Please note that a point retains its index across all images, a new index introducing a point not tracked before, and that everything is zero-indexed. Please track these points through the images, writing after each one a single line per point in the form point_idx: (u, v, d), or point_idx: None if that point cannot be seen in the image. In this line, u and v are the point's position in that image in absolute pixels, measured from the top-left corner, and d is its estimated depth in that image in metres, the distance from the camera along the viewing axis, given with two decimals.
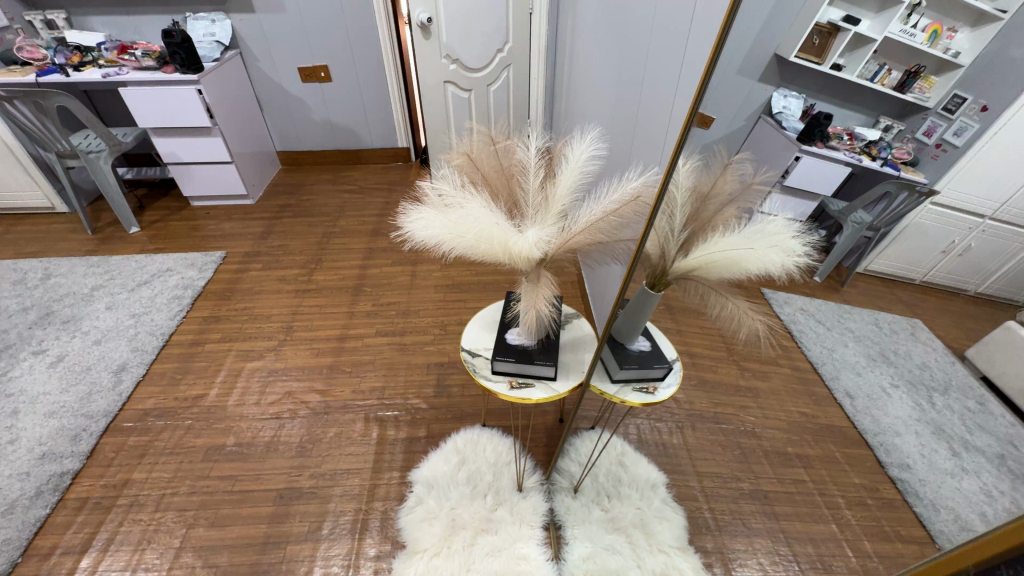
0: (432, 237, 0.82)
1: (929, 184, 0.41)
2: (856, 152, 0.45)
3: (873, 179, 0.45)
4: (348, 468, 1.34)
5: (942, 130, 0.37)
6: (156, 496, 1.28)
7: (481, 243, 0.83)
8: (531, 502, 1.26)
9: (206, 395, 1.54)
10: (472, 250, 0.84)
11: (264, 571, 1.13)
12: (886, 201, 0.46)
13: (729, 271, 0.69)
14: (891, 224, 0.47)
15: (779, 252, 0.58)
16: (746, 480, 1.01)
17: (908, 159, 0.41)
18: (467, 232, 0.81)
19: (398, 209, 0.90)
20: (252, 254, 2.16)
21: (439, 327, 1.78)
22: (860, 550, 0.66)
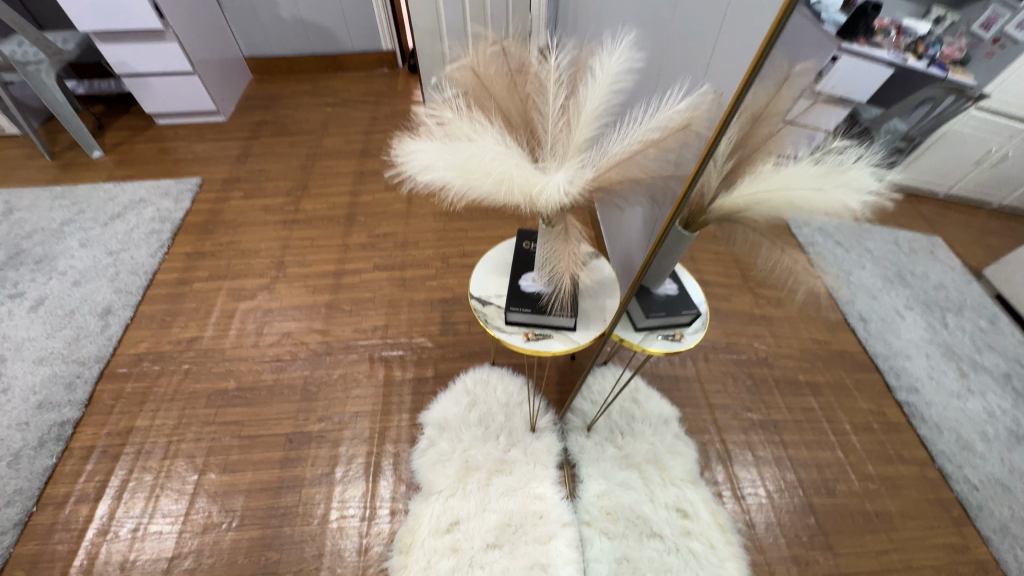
0: (436, 178, 0.69)
1: (976, 86, 0.34)
2: (901, 50, 0.36)
3: (910, 84, 0.37)
4: (357, 411, 1.31)
5: (1006, 20, 0.31)
6: (163, 443, 1.26)
7: (494, 187, 0.70)
8: (545, 442, 1.24)
9: (201, 337, 1.47)
10: (488, 193, 0.71)
11: (282, 514, 1.14)
12: (927, 106, 0.38)
13: (778, 213, 0.56)
14: (926, 134, 0.39)
15: (848, 193, 0.46)
16: (756, 413, 1.19)
17: (958, 58, 0.33)
18: (478, 172, 0.68)
19: (392, 142, 0.76)
20: (230, 180, 1.98)
21: (441, 260, 1.66)
22: (863, 472, 0.93)
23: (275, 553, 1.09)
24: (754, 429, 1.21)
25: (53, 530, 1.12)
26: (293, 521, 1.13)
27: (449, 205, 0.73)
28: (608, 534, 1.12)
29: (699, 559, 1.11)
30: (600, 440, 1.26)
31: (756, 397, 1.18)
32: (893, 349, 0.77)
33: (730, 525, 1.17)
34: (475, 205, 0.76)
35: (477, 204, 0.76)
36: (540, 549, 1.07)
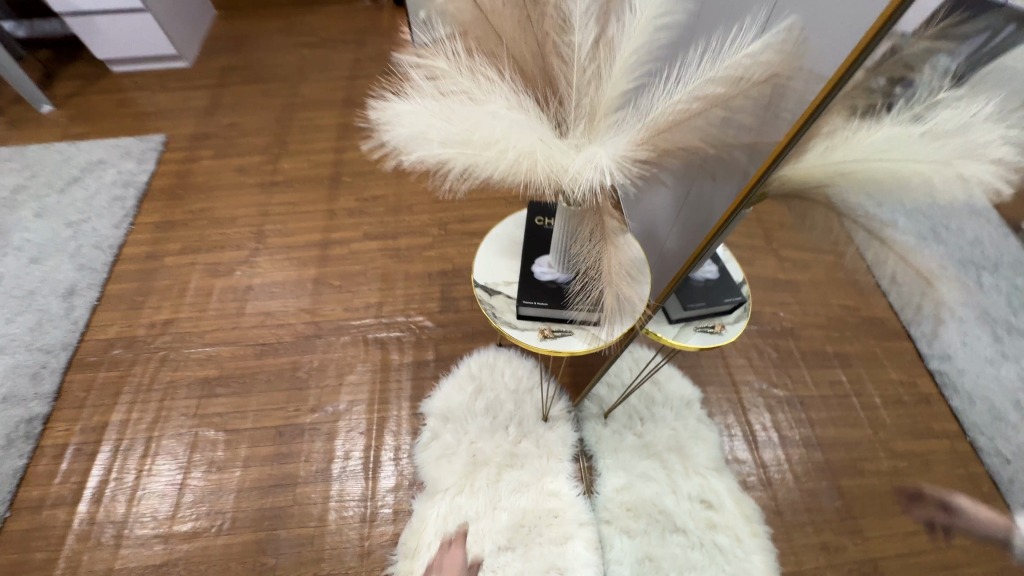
0: (433, 158, 0.55)
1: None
2: None
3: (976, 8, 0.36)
4: (352, 400, 1.20)
5: None
6: (143, 439, 1.16)
7: (507, 168, 0.57)
8: (559, 433, 1.13)
9: (177, 320, 1.33)
10: (500, 174, 0.57)
11: (276, 515, 1.06)
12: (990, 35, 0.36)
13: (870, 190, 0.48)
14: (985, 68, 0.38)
15: (978, 163, 0.39)
16: (783, 389, 1.14)
17: None
18: (488, 151, 0.54)
19: (366, 103, 0.58)
20: (199, 137, 1.77)
21: (438, 227, 1.49)
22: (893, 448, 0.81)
23: (270, 559, 1.01)
24: (779, 407, 1.14)
25: (30, 537, 1.05)
26: (289, 523, 1.05)
27: (448, 189, 0.58)
28: (630, 532, 1.05)
29: (724, 554, 1.05)
30: (619, 428, 1.16)
31: (781, 368, 1.13)
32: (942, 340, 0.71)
33: (756, 515, 1.09)
34: (479, 189, 0.61)
35: (480, 187, 0.61)
36: (557, 551, 1.00)
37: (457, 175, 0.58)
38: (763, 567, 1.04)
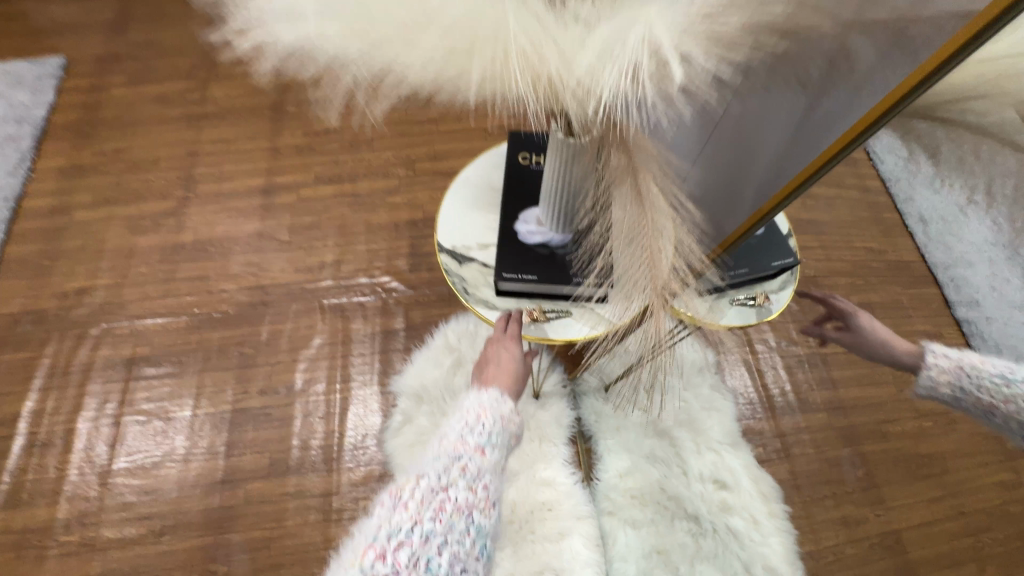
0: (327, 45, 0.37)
1: None
2: None
3: None
4: (309, 378, 1.02)
5: None
6: (62, 432, 0.98)
7: (450, 68, 0.38)
8: (552, 413, 0.99)
9: (94, 289, 1.11)
10: (428, 76, 0.38)
11: (227, 516, 0.91)
12: None
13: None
14: None
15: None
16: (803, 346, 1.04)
17: None
18: (410, 33, 0.36)
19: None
20: (107, 57, 1.43)
21: (405, 166, 1.25)
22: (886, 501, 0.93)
23: (222, 566, 0.88)
24: (800, 366, 1.04)
25: None
26: (242, 524, 0.90)
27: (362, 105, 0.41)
28: (634, 524, 0.93)
29: (741, 541, 0.92)
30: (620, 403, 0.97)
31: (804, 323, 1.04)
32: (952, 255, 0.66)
33: (775, 494, 0.96)
34: (407, 102, 0.43)
35: (417, 101, 0.43)
36: (552, 550, 0.89)
37: (360, 84, 0.41)
38: (780, 550, 0.93)
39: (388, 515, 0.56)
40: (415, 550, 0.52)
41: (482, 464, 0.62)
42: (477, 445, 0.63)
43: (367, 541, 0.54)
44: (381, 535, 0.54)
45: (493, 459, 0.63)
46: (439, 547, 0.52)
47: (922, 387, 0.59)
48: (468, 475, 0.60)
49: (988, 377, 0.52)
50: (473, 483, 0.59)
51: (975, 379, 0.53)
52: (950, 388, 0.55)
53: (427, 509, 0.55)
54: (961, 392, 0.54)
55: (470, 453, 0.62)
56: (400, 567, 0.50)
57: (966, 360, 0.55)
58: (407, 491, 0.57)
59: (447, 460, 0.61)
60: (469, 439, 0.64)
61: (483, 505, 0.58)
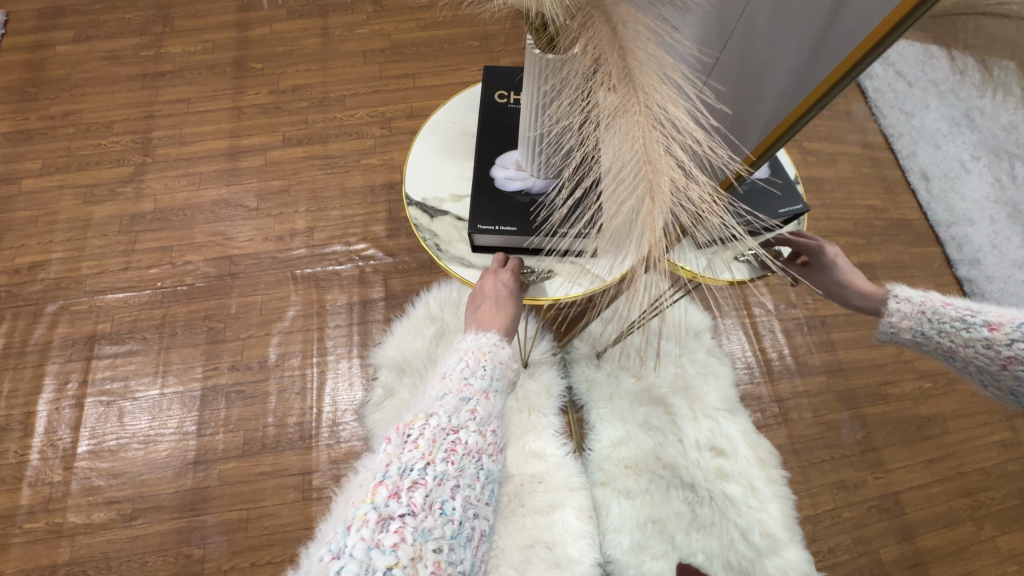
0: None
1: None
2: None
3: None
4: (283, 351, 0.96)
5: None
6: (21, 416, 0.92)
7: None
8: (541, 382, 0.95)
9: (48, 263, 1.03)
10: None
11: (200, 498, 0.86)
12: None
13: None
14: None
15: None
16: None
17: None
18: None
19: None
20: (50, 12, 1.31)
21: (381, 124, 1.16)
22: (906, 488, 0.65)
23: (198, 549, 0.83)
24: None
25: None
26: (216, 506, 0.86)
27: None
28: (629, 495, 0.89)
29: (738, 509, 0.89)
30: (614, 370, 0.95)
31: None
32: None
33: (773, 459, 0.91)
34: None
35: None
36: (543, 523, 0.85)
37: None
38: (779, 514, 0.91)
39: (395, 451, 0.47)
40: (429, 491, 0.44)
41: (491, 407, 0.52)
42: (483, 387, 0.53)
43: (372, 478, 0.46)
44: (389, 473, 0.45)
45: (499, 403, 0.54)
46: (453, 490, 0.45)
47: (883, 333, 0.46)
48: (479, 417, 0.51)
49: (946, 321, 0.39)
50: (484, 426, 0.51)
51: (936, 323, 0.40)
52: (911, 335, 0.43)
53: (438, 449, 0.46)
54: (923, 337, 0.42)
55: (478, 395, 0.52)
56: (413, 509, 0.43)
57: (929, 302, 0.40)
58: (415, 427, 0.48)
59: (452, 399, 0.51)
60: (473, 378, 0.53)
61: (494, 449, 0.50)
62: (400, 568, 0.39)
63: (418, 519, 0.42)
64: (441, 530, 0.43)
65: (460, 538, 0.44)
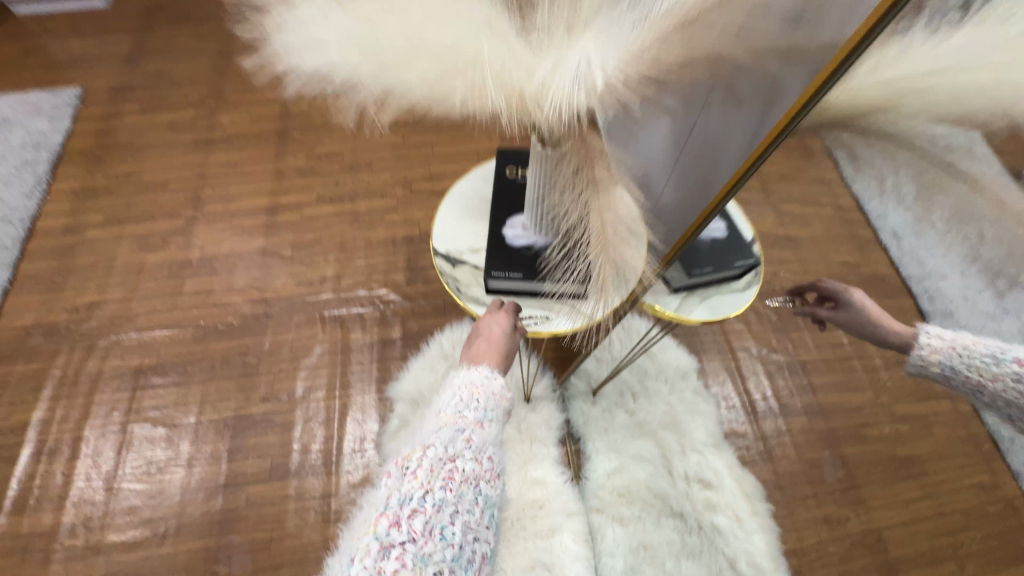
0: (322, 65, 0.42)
1: None
2: None
3: None
4: (310, 384, 1.07)
5: None
6: (69, 440, 1.02)
7: (445, 79, 0.43)
8: (542, 415, 1.04)
9: (103, 303, 1.16)
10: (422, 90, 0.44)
11: (228, 518, 0.94)
12: None
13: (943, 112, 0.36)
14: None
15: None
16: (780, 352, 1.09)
17: None
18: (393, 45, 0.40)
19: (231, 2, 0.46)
20: (121, 88, 1.52)
21: (403, 186, 1.32)
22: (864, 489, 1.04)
23: (223, 566, 0.90)
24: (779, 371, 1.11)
25: None
26: (244, 526, 0.93)
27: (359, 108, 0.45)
28: (621, 521, 0.96)
29: (724, 538, 0.96)
30: (609, 406, 1.06)
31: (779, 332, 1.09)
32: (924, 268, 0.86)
33: (757, 493, 1.02)
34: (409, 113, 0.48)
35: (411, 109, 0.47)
36: (542, 546, 0.92)
37: (367, 99, 0.45)
38: (762, 546, 0.98)
39: (397, 483, 0.53)
40: (428, 518, 0.49)
41: (486, 436, 0.58)
42: (477, 418, 0.59)
43: (378, 509, 0.52)
44: (392, 503, 0.51)
45: (495, 431, 0.60)
46: (451, 516, 0.50)
47: (911, 366, 0.64)
48: (474, 446, 0.56)
49: (979, 358, 0.57)
50: (480, 453, 0.56)
51: (967, 359, 0.58)
52: (940, 367, 0.60)
53: (436, 478, 0.52)
54: (949, 370, 0.60)
55: (473, 426, 0.58)
56: (414, 536, 0.48)
57: (958, 342, 0.60)
58: (415, 460, 0.54)
59: (449, 432, 0.57)
60: (467, 412, 0.60)
61: (490, 475, 0.55)
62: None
63: (418, 545, 0.47)
64: (440, 553, 0.47)
65: (461, 560, 0.48)
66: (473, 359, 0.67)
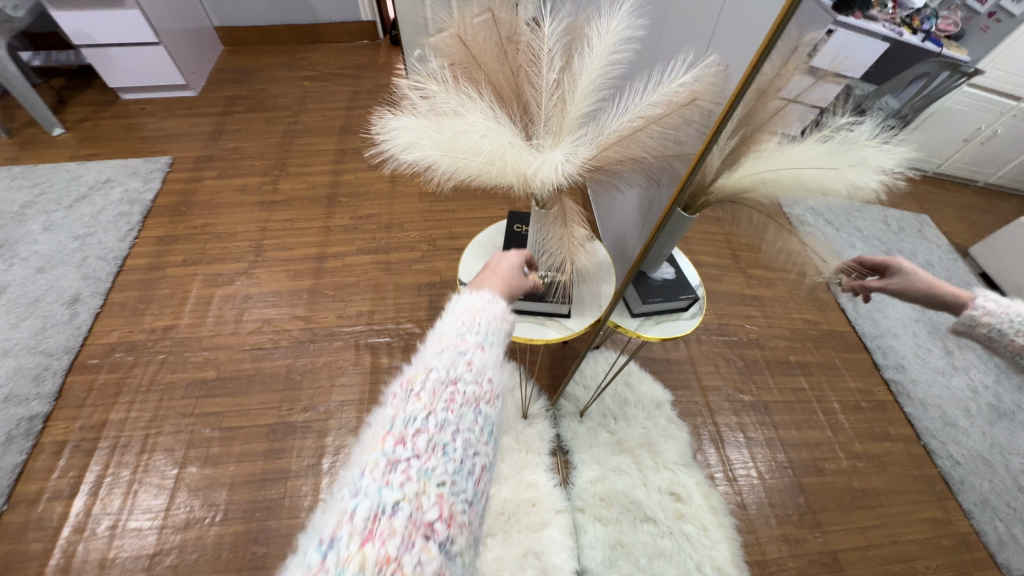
0: (418, 156, 0.66)
1: (970, 62, 0.34)
2: (896, 25, 0.37)
3: (905, 60, 0.37)
4: (343, 399, 1.27)
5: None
6: (139, 437, 1.21)
7: (488, 167, 0.67)
8: (537, 429, 1.26)
9: (177, 326, 1.41)
10: (475, 172, 0.68)
11: (267, 507, 1.11)
12: (920, 83, 0.37)
13: (791, 192, 0.54)
14: (918, 111, 0.38)
15: (864, 172, 0.44)
16: (747, 393, 1.22)
17: (953, 32, 0.35)
18: (459, 147, 0.65)
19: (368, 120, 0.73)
20: (203, 159, 1.87)
21: (428, 243, 1.60)
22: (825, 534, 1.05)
23: (261, 547, 1.06)
24: (745, 411, 1.22)
25: (26, 530, 1.08)
26: (280, 514, 1.10)
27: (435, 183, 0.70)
28: (602, 520, 1.13)
29: (692, 543, 1.10)
30: (593, 426, 1.27)
31: (745, 375, 1.22)
32: (879, 327, 0.70)
33: (722, 507, 1.16)
34: (462, 185, 0.72)
35: (464, 183, 0.73)
36: (535, 537, 1.08)
37: (440, 174, 0.69)
38: (727, 555, 1.10)
39: (401, 403, 0.51)
40: (431, 437, 0.48)
41: (486, 359, 0.58)
42: (479, 342, 0.59)
43: (381, 426, 0.50)
44: (396, 422, 0.49)
45: (494, 355, 0.59)
46: (454, 435, 0.49)
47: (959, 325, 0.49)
48: (475, 369, 0.55)
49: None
50: (480, 376, 0.55)
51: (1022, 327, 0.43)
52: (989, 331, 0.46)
53: (439, 400, 0.50)
54: (998, 334, 0.45)
55: (474, 348, 0.58)
56: (418, 452, 0.46)
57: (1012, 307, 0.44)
58: (418, 382, 0.52)
59: (451, 354, 0.56)
60: (468, 335, 0.59)
61: (492, 398, 0.54)
62: (406, 502, 0.43)
63: (423, 460, 0.46)
64: (444, 467, 0.46)
65: (462, 473, 0.47)
66: (476, 287, 0.71)
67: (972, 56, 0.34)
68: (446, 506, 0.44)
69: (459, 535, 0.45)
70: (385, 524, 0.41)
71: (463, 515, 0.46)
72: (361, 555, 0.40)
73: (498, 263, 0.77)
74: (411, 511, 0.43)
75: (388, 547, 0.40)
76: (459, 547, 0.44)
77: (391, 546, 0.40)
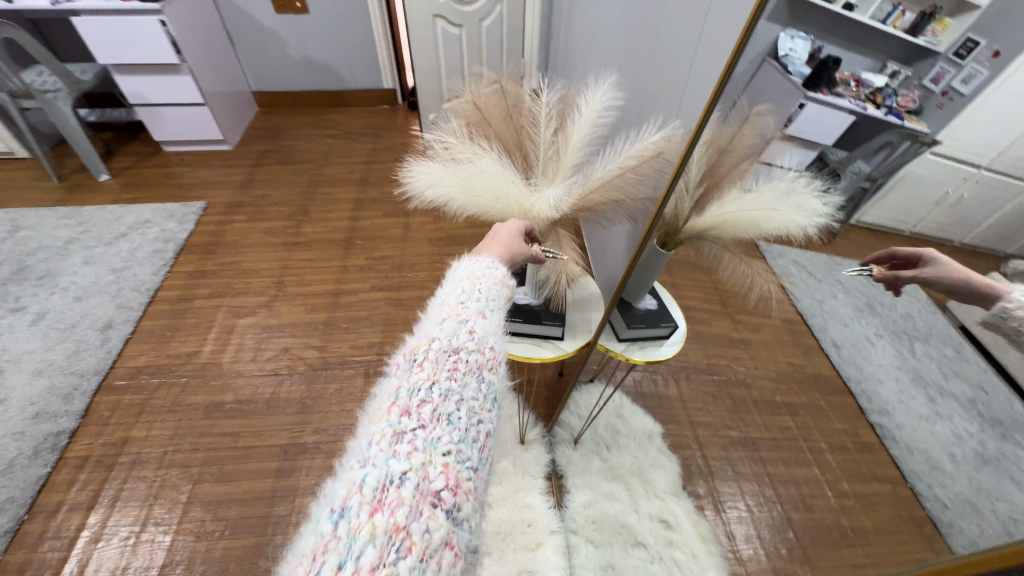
0: (438, 194, 0.80)
1: (930, 133, 0.39)
2: (861, 100, 0.44)
3: (873, 128, 0.44)
4: (350, 424, 1.35)
5: (950, 76, 0.36)
6: (158, 454, 1.28)
7: (494, 202, 0.82)
8: (533, 454, 1.37)
9: (200, 352, 1.51)
10: (484, 207, 0.82)
11: (275, 523, 1.16)
12: (886, 150, 0.44)
13: (744, 230, 0.66)
14: (889, 174, 0.44)
15: (801, 211, 0.56)
16: (735, 430, 1.17)
17: (912, 107, 0.39)
18: (472, 185, 0.79)
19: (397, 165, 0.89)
20: (233, 205, 2.05)
21: (436, 282, 1.74)
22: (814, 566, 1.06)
23: (266, 561, 1.11)
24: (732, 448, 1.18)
25: (44, 538, 1.13)
26: (285, 529, 1.15)
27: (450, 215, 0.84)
28: (594, 542, 1.19)
29: (682, 569, 1.10)
30: (586, 452, 1.36)
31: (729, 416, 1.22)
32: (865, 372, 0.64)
33: (712, 535, 1.15)
34: (472, 217, 0.86)
35: (474, 217, 0.87)
36: (529, 556, 1.16)
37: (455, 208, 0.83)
38: None
39: (406, 375, 0.57)
40: (436, 407, 0.53)
41: (486, 327, 0.65)
42: (479, 309, 0.66)
43: (388, 401, 0.55)
44: (402, 396, 0.54)
45: (494, 321, 0.67)
46: (457, 404, 0.55)
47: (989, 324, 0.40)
48: (476, 338, 0.62)
49: None
50: (482, 344, 0.62)
51: None
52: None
53: (442, 370, 0.56)
54: None
55: (474, 314, 0.65)
56: (423, 423, 0.51)
57: None
58: (421, 353, 0.59)
59: (452, 323, 0.63)
60: (469, 303, 0.67)
61: (492, 364, 0.62)
62: (414, 472, 0.47)
63: (428, 431, 0.51)
64: (449, 436, 0.51)
65: (466, 440, 0.53)
66: (475, 254, 0.77)
67: (930, 127, 0.39)
68: (452, 474, 0.49)
69: (466, 499, 0.49)
70: (394, 492, 0.44)
71: (468, 483, 0.50)
72: (372, 524, 0.42)
73: (498, 231, 0.82)
74: (418, 481, 0.46)
75: (397, 516, 0.43)
76: (465, 512, 0.48)
77: (400, 514, 0.43)
